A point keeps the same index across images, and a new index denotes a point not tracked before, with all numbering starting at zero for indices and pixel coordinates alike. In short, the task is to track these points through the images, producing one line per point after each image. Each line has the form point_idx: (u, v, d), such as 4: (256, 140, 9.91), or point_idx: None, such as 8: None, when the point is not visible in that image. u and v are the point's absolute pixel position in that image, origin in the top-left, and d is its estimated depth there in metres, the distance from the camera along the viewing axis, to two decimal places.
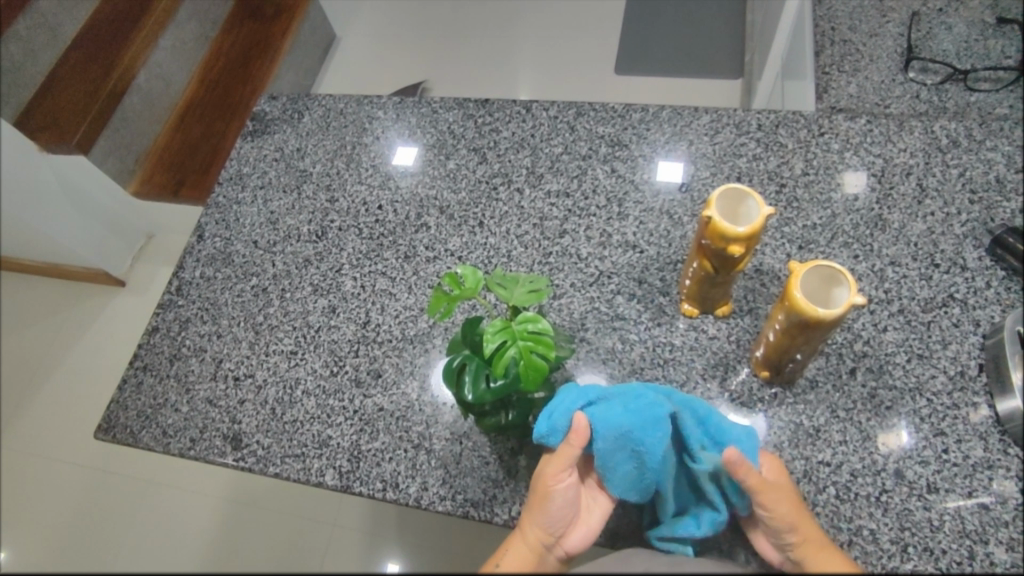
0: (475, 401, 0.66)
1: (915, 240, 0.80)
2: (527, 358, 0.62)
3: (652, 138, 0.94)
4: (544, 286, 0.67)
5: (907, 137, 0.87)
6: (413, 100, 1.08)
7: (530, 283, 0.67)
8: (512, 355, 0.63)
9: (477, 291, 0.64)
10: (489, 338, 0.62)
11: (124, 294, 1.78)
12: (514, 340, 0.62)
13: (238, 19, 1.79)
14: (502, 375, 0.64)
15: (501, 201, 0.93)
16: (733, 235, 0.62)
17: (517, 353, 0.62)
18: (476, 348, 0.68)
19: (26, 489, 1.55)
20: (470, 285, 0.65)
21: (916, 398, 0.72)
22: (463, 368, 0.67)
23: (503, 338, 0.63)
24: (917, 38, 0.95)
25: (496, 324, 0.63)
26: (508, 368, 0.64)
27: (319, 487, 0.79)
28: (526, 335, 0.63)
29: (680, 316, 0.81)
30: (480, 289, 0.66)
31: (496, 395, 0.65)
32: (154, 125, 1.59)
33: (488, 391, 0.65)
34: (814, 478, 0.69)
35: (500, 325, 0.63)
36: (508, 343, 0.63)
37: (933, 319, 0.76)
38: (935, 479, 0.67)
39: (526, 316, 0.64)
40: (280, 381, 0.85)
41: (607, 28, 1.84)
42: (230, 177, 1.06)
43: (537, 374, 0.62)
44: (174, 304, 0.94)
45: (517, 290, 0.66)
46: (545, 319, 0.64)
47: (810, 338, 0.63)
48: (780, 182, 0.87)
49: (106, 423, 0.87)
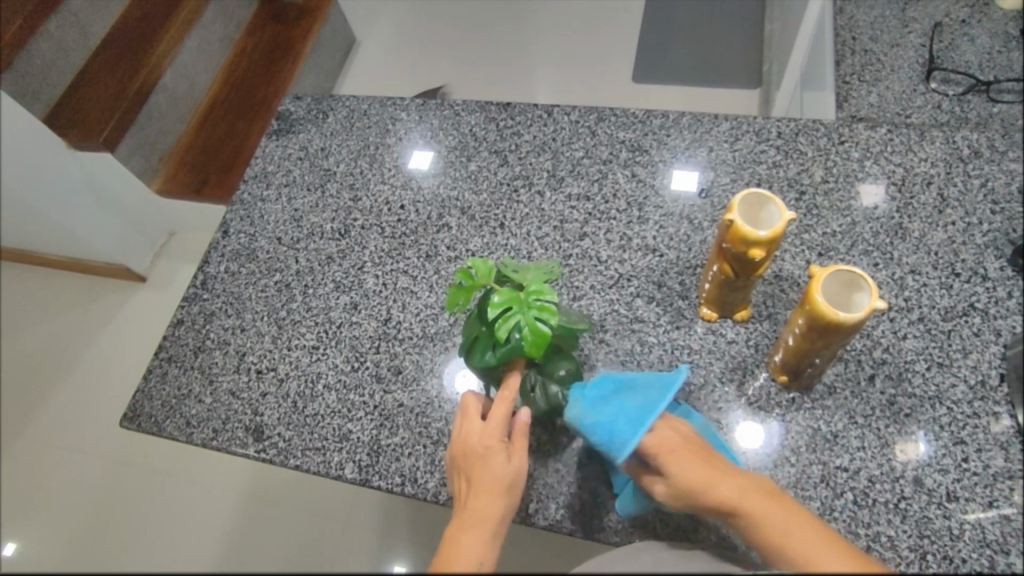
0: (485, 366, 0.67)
1: (935, 249, 0.81)
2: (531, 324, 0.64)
3: (672, 144, 0.95)
4: (555, 271, 0.70)
5: (928, 147, 0.87)
6: (436, 102, 1.10)
7: (543, 266, 0.70)
8: (518, 321, 0.64)
9: (489, 276, 0.67)
10: (495, 305, 0.65)
11: (146, 290, 1.81)
12: (520, 308, 0.65)
13: (262, 24, 1.83)
14: (505, 340, 0.65)
15: (522, 203, 0.95)
16: (753, 238, 0.63)
17: (522, 319, 0.64)
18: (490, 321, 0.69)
19: (46, 479, 1.57)
20: (483, 274, 0.67)
21: (936, 407, 0.72)
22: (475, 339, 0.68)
23: (510, 306, 0.65)
24: (939, 49, 0.95)
25: (506, 294, 0.65)
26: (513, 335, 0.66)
27: (338, 480, 0.80)
28: (534, 306, 0.65)
29: (698, 320, 0.81)
30: (494, 276, 0.67)
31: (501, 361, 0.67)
32: (178, 124, 1.63)
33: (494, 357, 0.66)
34: (831, 483, 0.69)
35: (508, 293, 0.65)
36: (514, 310, 0.65)
37: (953, 328, 0.76)
38: (955, 488, 0.67)
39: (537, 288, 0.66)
40: (302, 375, 0.86)
41: (626, 35, 1.85)
42: (255, 175, 1.08)
43: (541, 340, 0.64)
44: (198, 297, 0.96)
45: (529, 274, 0.69)
46: (552, 290, 0.66)
47: (830, 342, 0.64)
48: (800, 190, 0.87)
49: (131, 412, 0.89)
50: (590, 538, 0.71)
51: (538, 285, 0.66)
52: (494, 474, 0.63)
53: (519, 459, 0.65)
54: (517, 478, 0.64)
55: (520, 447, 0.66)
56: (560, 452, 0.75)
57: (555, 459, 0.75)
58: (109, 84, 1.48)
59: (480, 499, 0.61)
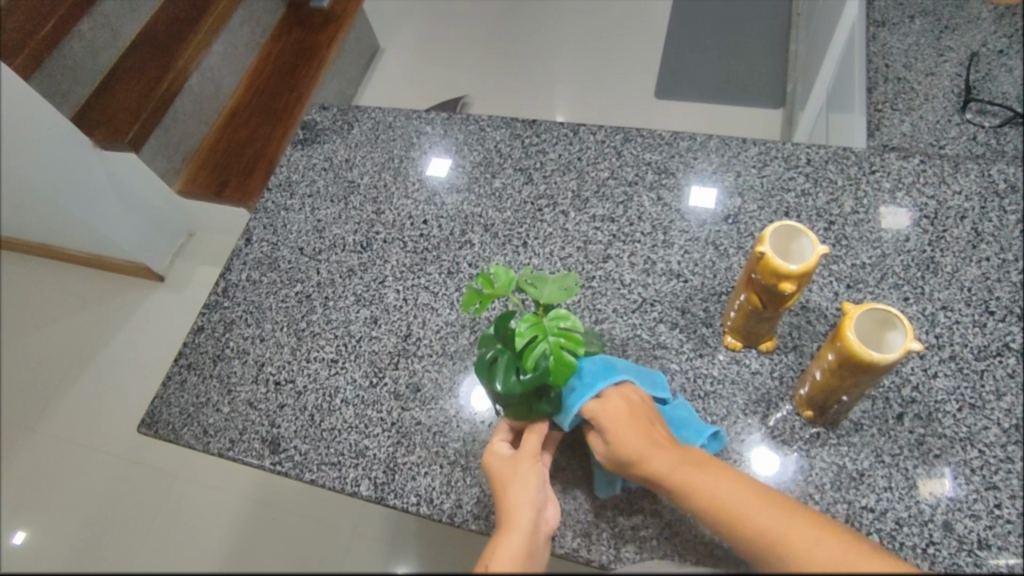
0: (505, 392, 0.65)
1: (969, 285, 0.79)
2: (557, 352, 0.63)
3: (699, 167, 0.94)
4: (573, 284, 0.68)
5: (962, 180, 0.86)
6: (461, 116, 1.10)
7: (561, 281, 0.68)
8: (543, 349, 0.63)
9: (509, 287, 0.66)
10: (520, 334, 0.63)
11: (163, 290, 1.82)
12: (545, 337, 0.63)
13: (288, 29, 1.85)
14: (532, 368, 0.64)
15: (546, 222, 0.94)
16: (784, 272, 0.62)
17: (547, 348, 0.63)
18: (508, 341, 0.67)
19: (57, 474, 1.58)
20: (502, 283, 0.66)
21: (967, 449, 0.70)
22: (495, 362, 0.66)
23: (534, 334, 0.63)
24: (976, 79, 0.93)
25: (528, 321, 0.64)
26: (538, 361, 0.64)
27: (352, 497, 0.80)
28: (557, 332, 0.64)
29: (722, 348, 0.80)
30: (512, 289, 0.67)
31: (526, 387, 0.65)
32: (201, 127, 1.65)
33: (519, 384, 0.65)
34: (856, 524, 0.68)
35: (532, 321, 0.64)
36: (538, 339, 0.64)
37: (986, 368, 0.74)
38: (987, 535, 0.65)
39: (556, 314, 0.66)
40: (320, 388, 0.86)
41: (649, 51, 1.85)
42: (279, 184, 1.08)
43: (567, 368, 0.63)
44: (219, 305, 0.97)
45: (546, 289, 0.67)
46: (571, 315, 0.65)
47: (860, 382, 0.63)
48: (829, 220, 0.86)
49: (150, 417, 0.89)
50: (607, 568, 0.70)
51: (558, 310, 0.66)
52: (505, 482, 0.66)
53: (528, 453, 0.68)
54: (534, 478, 0.66)
55: (529, 445, 0.69)
56: (578, 478, 0.74)
57: (575, 488, 0.74)
58: (136, 86, 1.50)
59: (506, 506, 0.63)
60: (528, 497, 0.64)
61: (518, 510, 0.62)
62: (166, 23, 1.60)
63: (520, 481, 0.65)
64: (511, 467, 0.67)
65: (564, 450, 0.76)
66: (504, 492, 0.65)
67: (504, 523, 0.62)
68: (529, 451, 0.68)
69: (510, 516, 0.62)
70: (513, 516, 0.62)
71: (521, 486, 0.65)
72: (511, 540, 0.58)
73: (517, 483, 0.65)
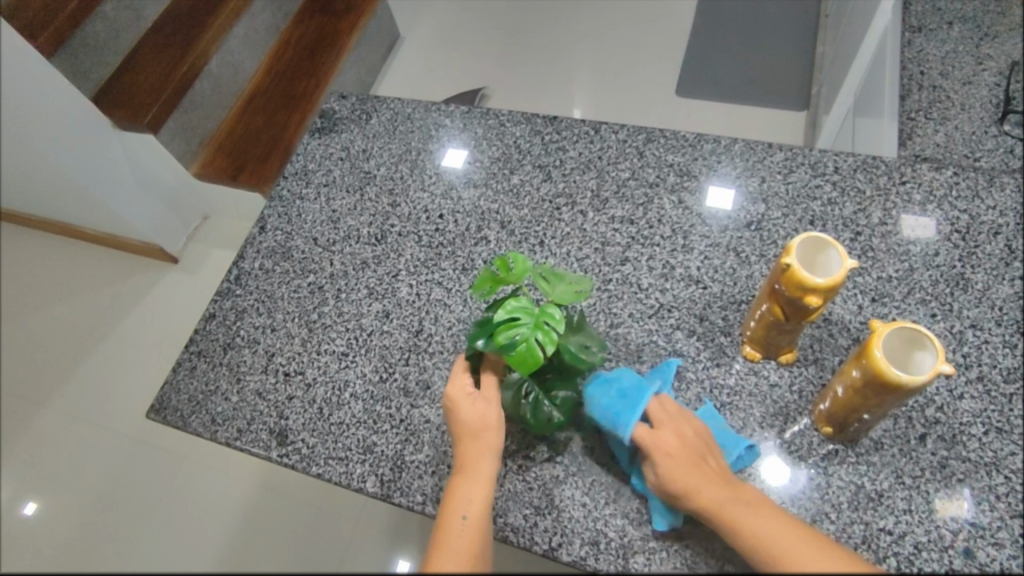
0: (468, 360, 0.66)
1: (1000, 303, 0.76)
2: (529, 342, 0.63)
3: (722, 170, 0.92)
4: (586, 292, 0.67)
5: (997, 195, 0.83)
6: (481, 109, 1.08)
7: (576, 286, 0.67)
8: (517, 336, 0.63)
9: (521, 277, 0.66)
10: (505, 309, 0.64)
11: (177, 272, 1.82)
12: (525, 325, 0.63)
13: (309, 15, 1.84)
14: (498, 346, 0.63)
15: (564, 222, 0.93)
16: (810, 285, 0.60)
17: (521, 336, 0.63)
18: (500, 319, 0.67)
19: (65, 451, 1.60)
20: (516, 272, 0.66)
21: (992, 474, 0.68)
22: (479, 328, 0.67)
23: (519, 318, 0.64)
24: (1015, 90, 0.90)
25: (521, 304, 0.65)
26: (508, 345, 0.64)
27: (358, 493, 0.79)
28: (540, 329, 0.63)
29: (740, 358, 0.78)
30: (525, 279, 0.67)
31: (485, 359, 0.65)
32: (218, 111, 1.65)
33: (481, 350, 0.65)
34: (873, 546, 0.66)
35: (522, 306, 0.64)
36: (519, 325, 0.63)
37: (1016, 391, 0.71)
38: (1009, 565, 0.63)
39: (551, 313, 0.64)
40: (329, 381, 0.85)
41: (673, 48, 1.82)
42: (295, 172, 1.07)
43: (525, 362, 0.63)
44: (231, 293, 0.96)
45: (558, 289, 0.67)
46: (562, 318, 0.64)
47: (883, 401, 0.61)
48: (856, 230, 0.84)
49: (158, 404, 0.88)
50: None
51: (554, 311, 0.64)
52: (466, 426, 0.68)
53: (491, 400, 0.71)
54: (492, 422, 0.69)
55: (491, 388, 0.72)
56: (589, 485, 0.73)
57: (586, 499, 0.72)
58: (156, 67, 1.50)
59: (464, 450, 0.67)
60: (491, 440, 0.68)
61: (479, 457, 0.66)
62: (189, 7, 1.61)
63: (481, 423, 0.68)
64: (473, 409, 0.69)
65: (573, 456, 0.75)
66: (464, 435, 0.68)
67: (461, 469, 0.66)
68: (493, 397, 0.71)
69: (472, 461, 0.66)
70: (467, 462, 0.66)
71: (484, 430, 0.68)
72: (469, 488, 0.63)
73: (481, 433, 0.68)
